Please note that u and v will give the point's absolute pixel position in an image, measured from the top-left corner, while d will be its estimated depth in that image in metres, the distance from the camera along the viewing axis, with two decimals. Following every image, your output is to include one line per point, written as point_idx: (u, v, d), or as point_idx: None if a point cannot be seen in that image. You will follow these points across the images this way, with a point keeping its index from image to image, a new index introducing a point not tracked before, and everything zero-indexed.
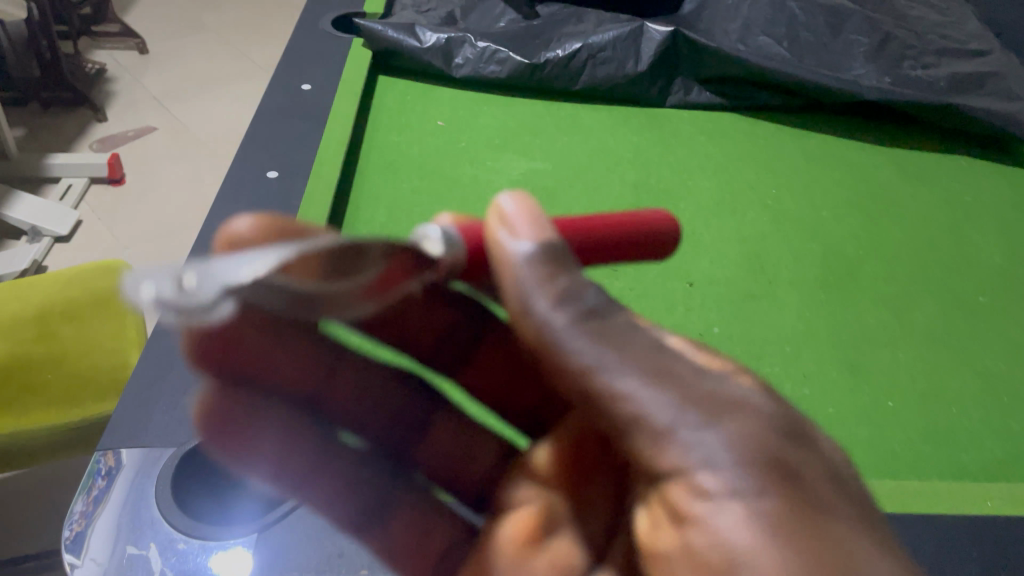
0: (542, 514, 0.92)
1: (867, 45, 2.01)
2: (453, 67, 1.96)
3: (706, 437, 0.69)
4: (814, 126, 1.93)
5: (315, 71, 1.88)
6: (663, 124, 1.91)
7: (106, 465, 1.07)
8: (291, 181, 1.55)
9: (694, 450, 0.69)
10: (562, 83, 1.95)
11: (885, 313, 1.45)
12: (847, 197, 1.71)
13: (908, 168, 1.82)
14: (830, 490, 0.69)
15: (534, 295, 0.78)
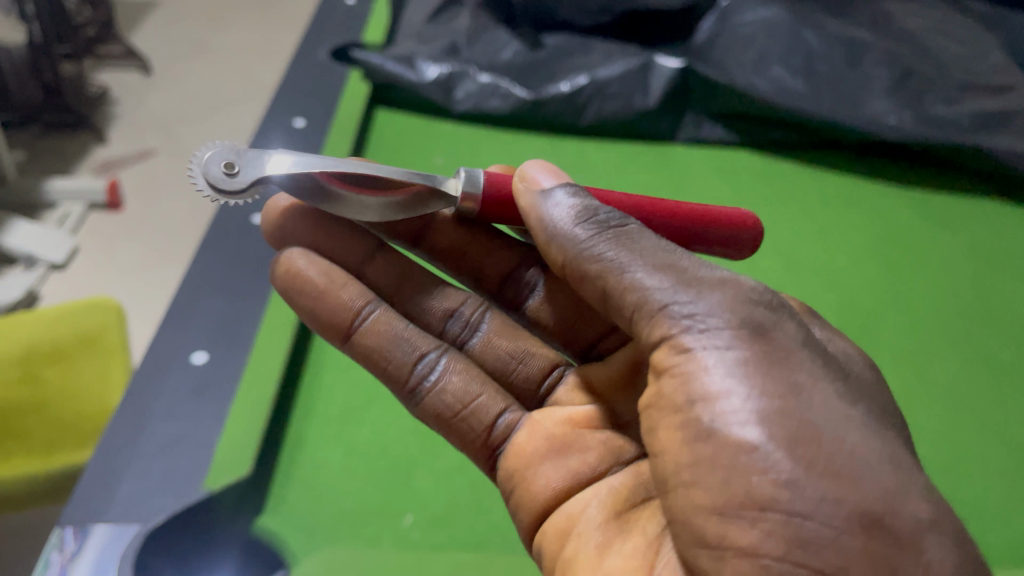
0: (593, 414, 1.08)
1: (885, 80, 1.94)
2: (454, 101, 1.89)
3: (696, 307, 0.83)
4: (831, 166, 1.85)
5: (310, 107, 1.81)
6: (672, 163, 1.83)
7: (73, 535, 1.01)
8: None
9: (668, 316, 0.84)
10: (567, 118, 1.87)
11: (906, 371, 1.36)
12: (865, 244, 1.62)
13: (927, 212, 1.73)
14: (808, 363, 0.80)
15: (555, 215, 0.95)
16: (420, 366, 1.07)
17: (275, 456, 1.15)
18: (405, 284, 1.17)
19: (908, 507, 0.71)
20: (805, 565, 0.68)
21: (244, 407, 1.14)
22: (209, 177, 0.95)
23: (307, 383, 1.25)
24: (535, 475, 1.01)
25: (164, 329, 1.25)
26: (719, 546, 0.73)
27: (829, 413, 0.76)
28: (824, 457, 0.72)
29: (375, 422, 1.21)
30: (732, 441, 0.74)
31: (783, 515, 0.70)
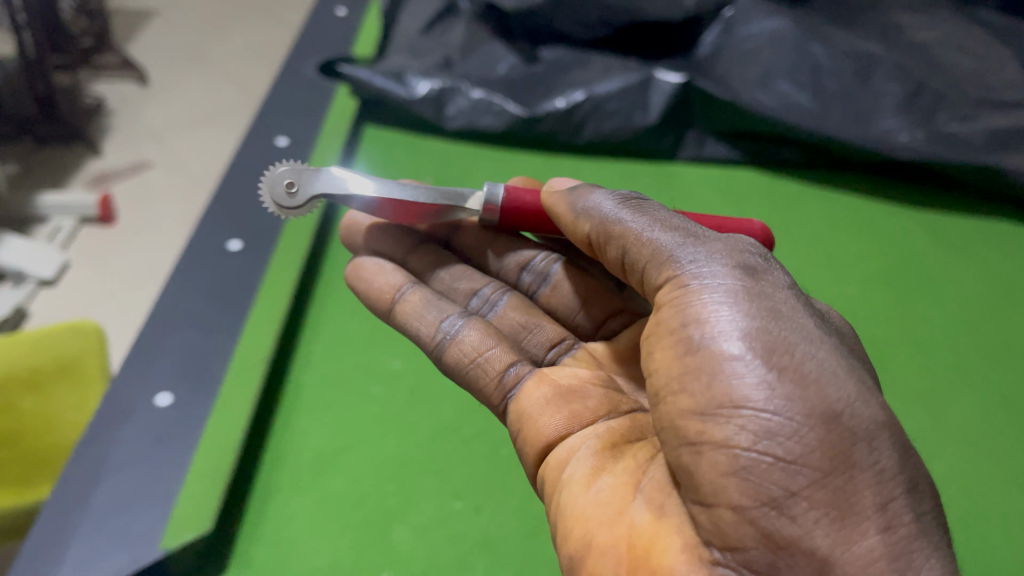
0: (600, 377, 1.09)
1: (896, 96, 1.85)
2: (445, 117, 1.81)
3: (698, 252, 0.89)
4: (840, 186, 1.76)
5: (295, 127, 1.74)
6: (672, 183, 1.75)
7: None
8: (254, 253, 1.39)
9: (674, 260, 0.90)
10: (562, 136, 1.79)
11: (920, 411, 1.27)
12: (876, 271, 1.54)
13: (941, 236, 1.65)
14: (793, 300, 0.84)
15: (580, 195, 1.07)
16: (441, 321, 1.12)
17: (241, 507, 1.07)
18: (440, 272, 1.27)
19: (864, 416, 0.73)
20: (769, 453, 0.71)
21: (209, 455, 1.07)
22: (272, 196, 1.15)
23: (280, 425, 1.18)
24: (541, 413, 0.99)
25: (129, 370, 1.18)
26: (697, 441, 0.75)
27: (798, 330, 0.79)
28: (795, 365, 0.75)
29: (351, 469, 1.13)
30: (716, 352, 0.78)
31: (754, 411, 0.73)
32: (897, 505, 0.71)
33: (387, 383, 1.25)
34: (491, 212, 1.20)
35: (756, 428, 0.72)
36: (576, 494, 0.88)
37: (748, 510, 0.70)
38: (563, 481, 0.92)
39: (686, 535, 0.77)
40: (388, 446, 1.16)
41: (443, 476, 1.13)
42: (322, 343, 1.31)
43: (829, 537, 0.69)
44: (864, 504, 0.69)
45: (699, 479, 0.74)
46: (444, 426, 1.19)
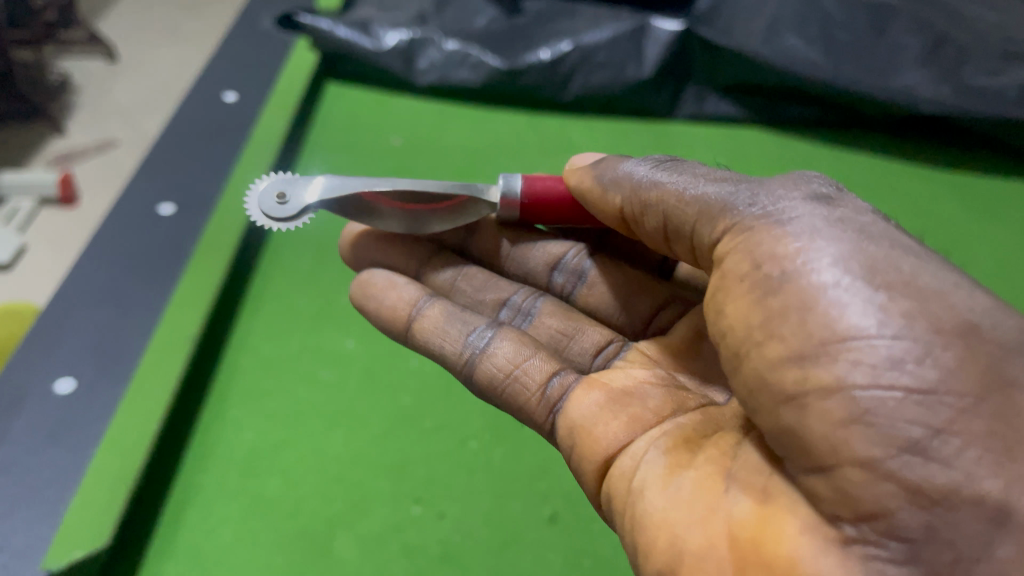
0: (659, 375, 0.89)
1: (917, 49, 1.55)
2: (416, 72, 1.62)
3: (757, 191, 0.74)
4: (856, 147, 1.58)
5: (247, 81, 1.55)
6: (670, 144, 1.56)
7: None
8: (188, 220, 1.21)
9: (730, 207, 0.74)
10: (547, 92, 1.60)
11: None
12: (899, 239, 1.36)
13: (971, 200, 1.46)
14: (886, 223, 0.69)
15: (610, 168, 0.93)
16: (464, 333, 0.92)
17: (154, 514, 0.89)
18: (462, 282, 1.05)
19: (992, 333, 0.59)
20: (899, 385, 0.56)
21: (113, 452, 0.88)
22: (261, 208, 0.95)
23: (208, 416, 0.99)
24: (592, 422, 0.80)
25: (28, 352, 1.00)
26: (800, 393, 0.59)
27: (892, 243, 0.66)
28: (905, 282, 0.61)
29: (290, 468, 0.94)
30: (809, 286, 0.63)
31: (865, 340, 0.58)
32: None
33: (338, 367, 1.07)
34: (510, 207, 1.00)
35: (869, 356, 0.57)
36: (646, 486, 0.71)
37: (881, 459, 0.55)
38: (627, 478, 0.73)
39: (805, 512, 0.59)
40: (336, 441, 0.97)
41: (400, 475, 0.95)
42: (264, 320, 1.12)
43: (1000, 477, 0.54)
44: None
45: (814, 442, 0.58)
46: (403, 417, 1.01)
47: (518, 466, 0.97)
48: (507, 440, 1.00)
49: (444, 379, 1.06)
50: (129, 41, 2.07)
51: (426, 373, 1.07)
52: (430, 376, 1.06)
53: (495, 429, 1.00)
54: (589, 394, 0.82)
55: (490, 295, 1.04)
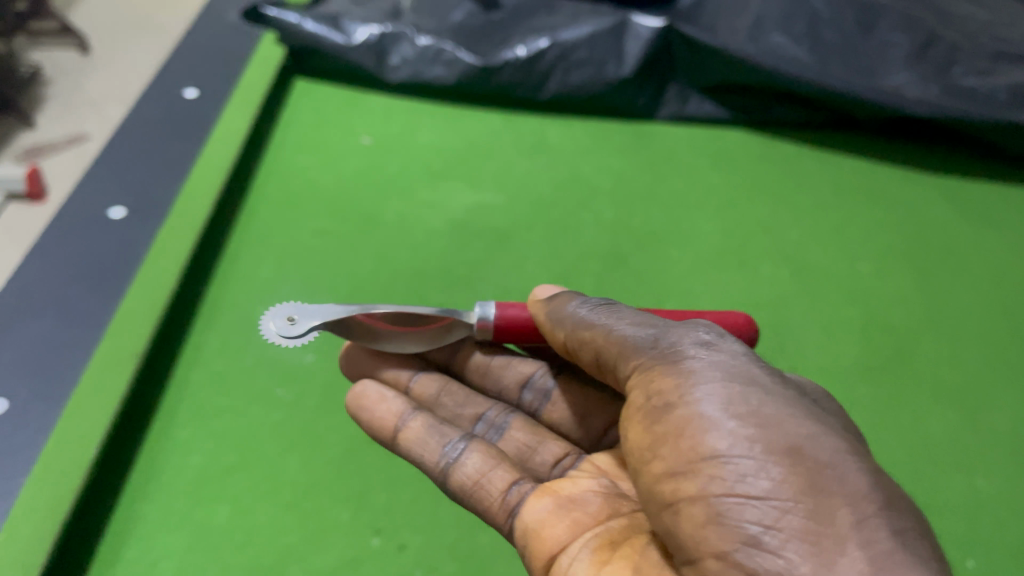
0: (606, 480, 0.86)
1: (905, 47, 1.53)
2: (388, 68, 1.55)
3: (659, 330, 0.79)
4: (843, 148, 1.52)
5: (210, 76, 1.48)
6: (651, 145, 1.50)
7: None
8: (140, 225, 1.14)
9: (637, 347, 0.78)
10: (524, 90, 1.54)
11: (952, 416, 1.03)
12: (888, 244, 1.30)
13: (962, 204, 1.41)
14: (766, 365, 0.73)
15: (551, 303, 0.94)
16: (442, 444, 0.86)
17: (89, 547, 0.82)
18: (439, 393, 0.97)
19: (818, 452, 0.64)
20: (742, 491, 0.62)
21: (43, 479, 0.81)
22: (273, 330, 0.89)
23: (154, 437, 0.93)
24: (542, 525, 0.76)
25: None
26: (673, 500, 0.66)
27: (761, 379, 0.71)
28: (756, 408, 0.67)
29: (240, 494, 0.88)
30: (685, 417, 0.68)
31: (716, 456, 0.65)
32: (874, 524, 0.60)
33: (295, 385, 1.01)
34: (484, 330, 0.92)
35: (720, 471, 0.64)
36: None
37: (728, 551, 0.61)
38: (558, 571, 0.73)
39: None
40: (290, 466, 0.91)
41: (358, 502, 0.88)
42: (218, 333, 1.06)
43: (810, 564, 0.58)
44: (842, 520, 0.59)
45: (683, 544, 0.64)
46: (363, 438, 0.95)
47: None
48: None
49: None
50: (109, 36, 1.91)
51: None
52: None
53: None
54: (538, 499, 0.78)
55: (467, 408, 0.97)
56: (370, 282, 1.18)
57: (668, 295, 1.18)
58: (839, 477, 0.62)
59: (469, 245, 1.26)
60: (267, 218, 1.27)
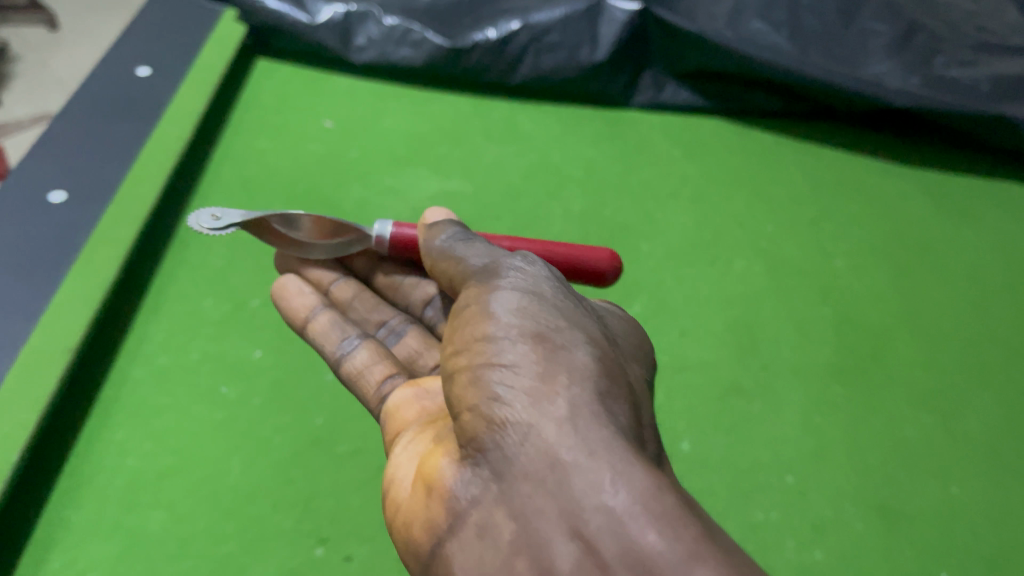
0: None
1: (886, 36, 1.48)
2: (353, 49, 1.49)
3: (490, 251, 0.81)
4: (823, 140, 1.48)
5: (164, 53, 1.41)
6: (625, 134, 1.45)
7: None
8: (82, 210, 1.08)
9: (465, 263, 0.80)
10: (494, 75, 1.48)
11: (928, 419, 1.00)
12: (866, 238, 1.26)
13: (941, 199, 1.37)
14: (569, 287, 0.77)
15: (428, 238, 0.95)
16: (341, 338, 0.93)
17: (12, 558, 0.77)
18: (354, 301, 1.02)
19: (576, 331, 0.69)
20: (494, 360, 0.66)
21: None
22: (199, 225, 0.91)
23: (87, 438, 0.87)
24: (399, 403, 0.83)
25: None
26: (448, 373, 0.70)
27: (556, 290, 0.74)
28: (534, 301, 0.71)
29: (177, 500, 0.83)
30: (476, 307, 0.72)
31: (481, 334, 0.69)
32: (596, 391, 0.63)
33: (242, 383, 0.95)
34: (381, 242, 0.94)
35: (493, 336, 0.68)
36: (399, 442, 0.78)
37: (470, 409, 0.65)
38: (394, 439, 0.80)
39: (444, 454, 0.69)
40: (232, 470, 0.86)
41: (303, 509, 0.84)
42: (162, 326, 1.00)
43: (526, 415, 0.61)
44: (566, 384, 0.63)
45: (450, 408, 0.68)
46: (312, 440, 0.90)
47: None
48: None
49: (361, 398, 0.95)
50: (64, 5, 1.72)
51: (340, 390, 0.96)
52: (345, 395, 0.95)
53: None
54: (404, 385, 0.88)
55: (375, 314, 1.02)
56: None
57: (639, 290, 1.13)
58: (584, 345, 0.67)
59: None
60: (221, 204, 1.21)
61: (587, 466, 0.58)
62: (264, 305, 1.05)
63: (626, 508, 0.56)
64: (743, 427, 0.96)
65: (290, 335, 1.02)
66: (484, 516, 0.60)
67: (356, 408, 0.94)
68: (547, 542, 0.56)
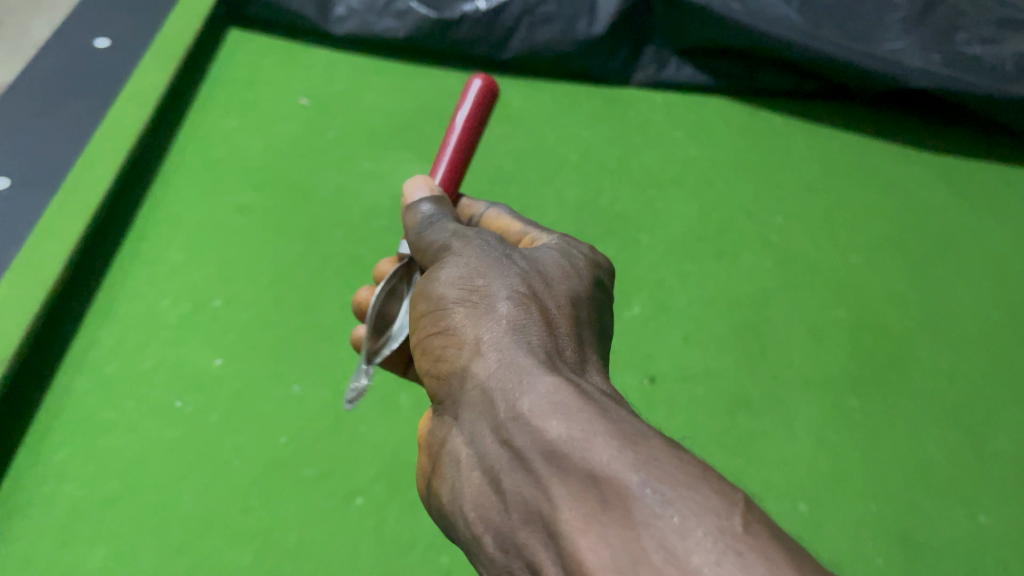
0: None
1: (903, 10, 1.36)
2: (332, 18, 1.37)
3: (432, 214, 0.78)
4: (836, 122, 1.37)
5: (124, 19, 1.29)
6: (625, 112, 1.34)
7: None
8: (26, 199, 0.98)
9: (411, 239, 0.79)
10: (484, 49, 1.37)
11: (952, 436, 0.91)
12: (883, 232, 1.17)
13: (963, 188, 1.27)
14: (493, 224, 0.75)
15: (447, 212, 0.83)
16: None
17: None
18: None
19: (498, 266, 0.68)
20: (436, 320, 0.67)
21: None
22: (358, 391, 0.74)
23: (23, 461, 0.78)
24: None
25: None
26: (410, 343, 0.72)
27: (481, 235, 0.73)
28: (458, 252, 0.71)
29: (121, 534, 0.75)
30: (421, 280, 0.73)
31: (425, 302, 0.70)
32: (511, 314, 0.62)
33: (199, 395, 0.86)
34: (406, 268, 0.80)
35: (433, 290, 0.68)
36: None
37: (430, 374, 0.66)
38: None
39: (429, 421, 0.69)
40: (184, 498, 0.78)
41: (261, 545, 0.76)
42: (113, 330, 0.91)
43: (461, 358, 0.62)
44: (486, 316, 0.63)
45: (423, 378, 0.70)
46: (274, 462, 0.81)
47: (412, 530, 0.78)
48: (402, 493, 0.80)
49: (331, 412, 0.86)
50: None
51: (309, 403, 0.87)
52: (313, 408, 0.86)
53: (389, 481, 0.81)
54: None
55: None
56: (299, 266, 1.02)
57: (638, 289, 1.04)
58: (512, 278, 0.66)
59: None
60: (183, 190, 1.11)
61: (505, 383, 0.57)
62: (227, 305, 0.96)
63: (538, 404, 0.54)
64: (749, 450, 0.88)
65: (254, 340, 0.93)
66: (449, 459, 0.60)
67: (325, 424, 0.85)
68: (485, 461, 0.56)
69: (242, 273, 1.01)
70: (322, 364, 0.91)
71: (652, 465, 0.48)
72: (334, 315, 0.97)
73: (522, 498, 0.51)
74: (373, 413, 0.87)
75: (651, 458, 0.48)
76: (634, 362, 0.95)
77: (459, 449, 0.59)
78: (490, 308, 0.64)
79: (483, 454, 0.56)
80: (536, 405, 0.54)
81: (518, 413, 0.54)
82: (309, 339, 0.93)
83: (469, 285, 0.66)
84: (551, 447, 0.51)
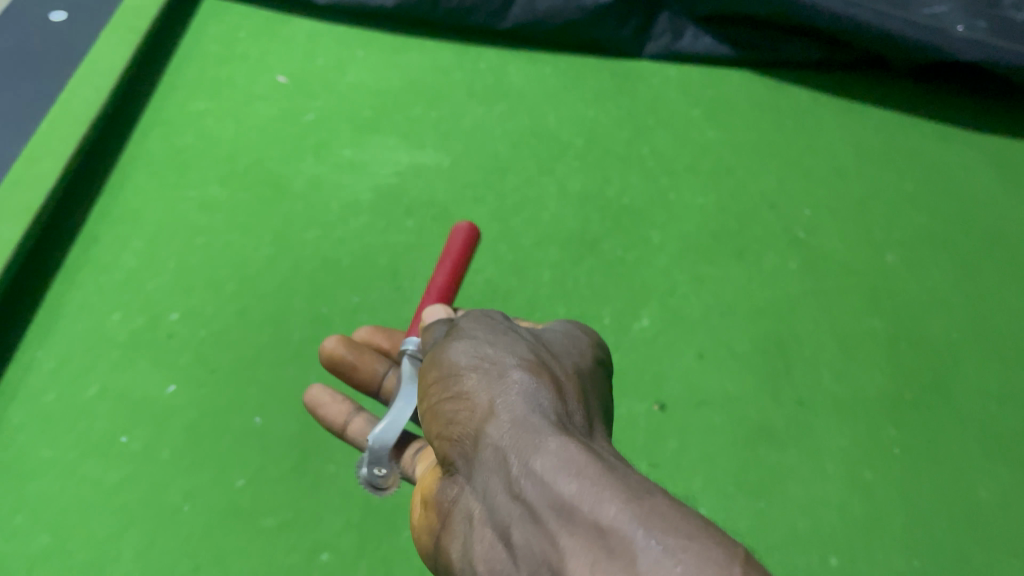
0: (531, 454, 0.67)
1: None
2: None
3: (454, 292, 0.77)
4: (871, 99, 1.24)
5: None
6: (636, 88, 1.21)
7: None
8: None
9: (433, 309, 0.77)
10: (481, 17, 1.22)
11: (1004, 474, 0.80)
12: (924, 225, 1.05)
13: (1012, 171, 1.14)
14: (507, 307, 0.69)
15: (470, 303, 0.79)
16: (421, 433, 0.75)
17: None
18: None
19: (509, 334, 0.60)
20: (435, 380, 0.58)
21: None
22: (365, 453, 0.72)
23: None
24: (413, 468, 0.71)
25: None
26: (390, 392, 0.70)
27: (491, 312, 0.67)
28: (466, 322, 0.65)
29: None
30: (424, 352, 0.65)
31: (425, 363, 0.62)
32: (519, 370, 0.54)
33: (147, 429, 0.76)
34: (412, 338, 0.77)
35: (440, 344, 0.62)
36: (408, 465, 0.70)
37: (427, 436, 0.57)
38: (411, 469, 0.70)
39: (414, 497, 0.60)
40: (126, 556, 0.68)
41: None
42: (54, 352, 0.81)
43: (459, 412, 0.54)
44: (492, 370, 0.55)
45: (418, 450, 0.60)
46: (230, 510, 0.72)
47: None
48: (374, 547, 0.71)
49: (296, 449, 0.76)
50: None
51: (272, 439, 0.77)
52: (275, 445, 0.76)
53: (359, 532, 0.71)
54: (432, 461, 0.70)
55: None
56: (267, 272, 0.91)
57: (647, 296, 0.93)
58: (521, 346, 0.59)
59: (399, 219, 0.99)
60: (141, 183, 0.99)
61: (509, 434, 0.48)
62: (184, 319, 0.86)
63: (547, 450, 0.46)
64: (772, 491, 0.77)
65: (213, 362, 0.82)
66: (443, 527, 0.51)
67: (289, 464, 0.75)
68: (485, 525, 0.47)
69: (203, 280, 0.90)
70: (288, 391, 0.81)
71: (672, 518, 0.40)
72: (304, 332, 0.86)
73: (534, 554, 0.42)
74: (343, 450, 0.77)
75: (665, 513, 0.40)
76: (642, 384, 0.84)
77: (457, 517, 0.50)
78: (501, 359, 0.56)
79: (490, 505, 0.47)
80: (542, 449, 0.46)
81: (524, 466, 0.45)
82: (275, 361, 0.83)
83: (478, 338, 0.60)
84: (563, 496, 0.42)
